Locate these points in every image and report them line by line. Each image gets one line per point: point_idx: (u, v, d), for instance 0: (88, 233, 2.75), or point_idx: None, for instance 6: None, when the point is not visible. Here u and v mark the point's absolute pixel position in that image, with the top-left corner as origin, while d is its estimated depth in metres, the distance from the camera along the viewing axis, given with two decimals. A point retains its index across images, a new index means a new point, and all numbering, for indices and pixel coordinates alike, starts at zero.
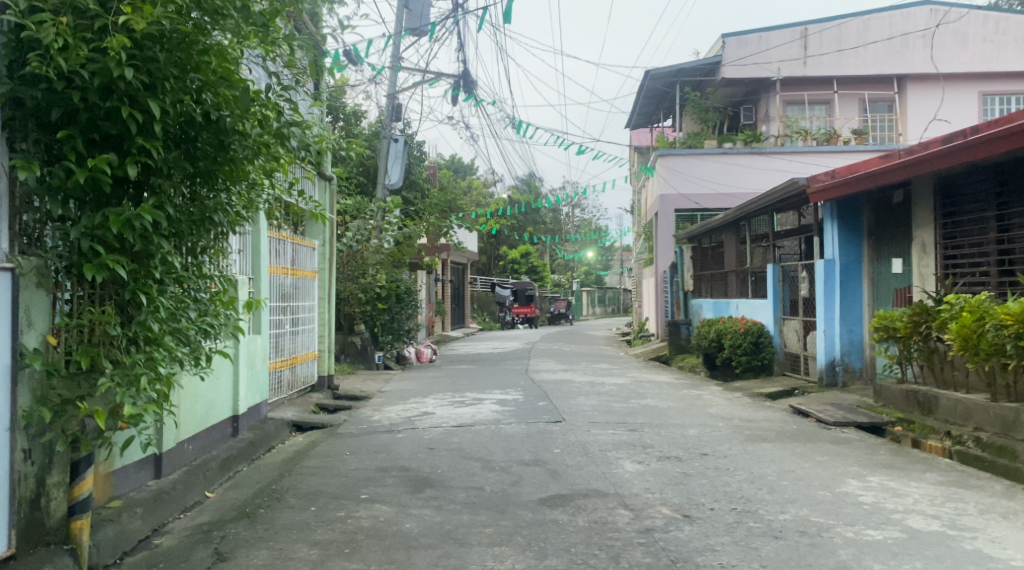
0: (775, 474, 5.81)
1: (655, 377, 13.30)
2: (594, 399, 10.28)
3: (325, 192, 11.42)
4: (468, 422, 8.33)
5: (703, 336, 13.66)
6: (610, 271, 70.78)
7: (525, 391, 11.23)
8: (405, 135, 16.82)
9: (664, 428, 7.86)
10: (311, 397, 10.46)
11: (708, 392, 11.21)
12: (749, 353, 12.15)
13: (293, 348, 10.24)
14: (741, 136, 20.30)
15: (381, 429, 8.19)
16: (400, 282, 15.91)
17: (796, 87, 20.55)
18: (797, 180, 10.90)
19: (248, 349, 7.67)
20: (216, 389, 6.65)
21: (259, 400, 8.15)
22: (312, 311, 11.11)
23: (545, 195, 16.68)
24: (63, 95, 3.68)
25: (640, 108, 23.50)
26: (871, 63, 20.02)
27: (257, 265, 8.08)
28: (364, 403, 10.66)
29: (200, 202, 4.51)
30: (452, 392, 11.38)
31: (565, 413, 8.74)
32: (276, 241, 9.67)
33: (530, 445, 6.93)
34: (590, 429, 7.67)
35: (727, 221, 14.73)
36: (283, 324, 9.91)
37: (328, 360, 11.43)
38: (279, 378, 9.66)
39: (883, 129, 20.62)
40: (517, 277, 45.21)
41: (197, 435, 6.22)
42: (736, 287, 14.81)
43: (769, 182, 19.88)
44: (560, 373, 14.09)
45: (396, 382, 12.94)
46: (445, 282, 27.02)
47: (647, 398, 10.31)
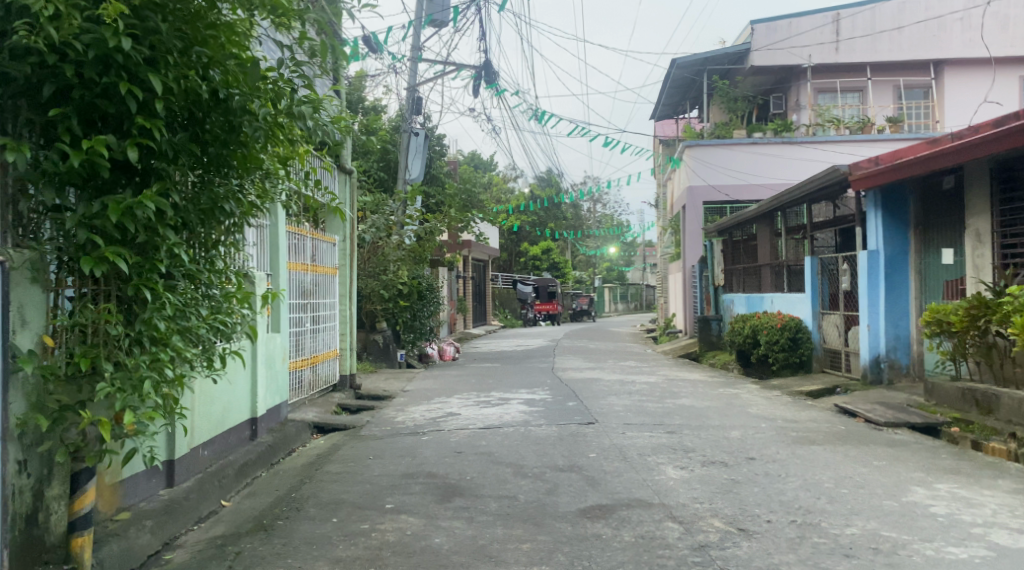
0: (832, 480, 5.36)
1: (688, 375, 12.85)
2: (626, 398, 9.84)
3: (344, 186, 11.07)
4: (496, 424, 7.93)
5: (737, 332, 13.21)
6: (632, 267, 70.10)
7: (553, 390, 10.82)
8: (426, 128, 16.50)
9: (704, 430, 7.42)
10: (333, 397, 10.14)
11: (745, 390, 10.74)
12: (787, 349, 11.70)
13: (314, 347, 9.91)
14: (772, 125, 19.59)
15: (406, 431, 7.84)
16: (422, 278, 15.57)
17: (828, 74, 20.00)
18: (837, 167, 10.32)
19: (266, 348, 7.35)
20: (232, 391, 6.32)
21: (279, 401, 7.83)
22: (333, 308, 10.77)
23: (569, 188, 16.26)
24: (56, 70, 3.32)
25: (666, 99, 23.13)
26: (906, 48, 19.38)
27: (275, 261, 7.77)
28: (388, 403, 10.33)
29: (209, 189, 4.14)
30: (477, 391, 11.00)
31: (597, 414, 8.33)
32: (294, 236, 9.34)
33: (563, 449, 6.52)
34: (626, 431, 7.26)
35: (761, 213, 14.25)
36: (303, 323, 9.57)
37: (350, 359, 11.09)
38: (299, 379, 9.32)
39: (919, 117, 20.01)
40: (538, 274, 44.76)
41: (212, 439, 5.89)
42: (771, 280, 14.31)
43: (801, 172, 19.30)
44: (588, 371, 13.67)
45: (419, 381, 12.59)
46: (466, 279, 26.69)
47: (682, 398, 9.86)
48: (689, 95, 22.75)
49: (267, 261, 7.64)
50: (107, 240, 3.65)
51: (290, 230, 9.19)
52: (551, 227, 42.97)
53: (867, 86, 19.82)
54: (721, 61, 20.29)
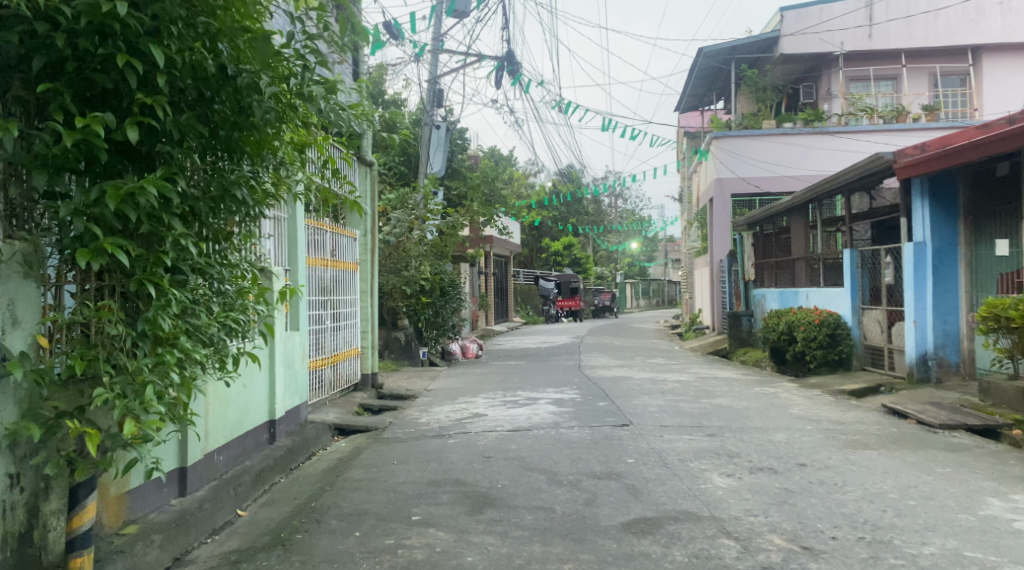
0: (896, 491, 4.92)
1: (720, 373, 12.39)
2: (659, 398, 9.42)
3: (365, 179, 10.74)
4: (525, 425, 7.56)
5: (771, 329, 12.74)
6: (655, 262, 69.38)
7: (582, 389, 10.43)
8: (447, 121, 16.13)
9: (747, 433, 6.99)
10: (354, 397, 9.82)
11: (782, 389, 10.28)
12: (825, 346, 11.22)
13: (335, 345, 9.59)
14: (802, 115, 19.13)
15: (430, 433, 7.48)
16: (444, 274, 15.23)
17: (861, 62, 19.38)
18: (881, 155, 9.80)
19: (285, 347, 7.02)
20: (249, 392, 6.01)
21: (299, 402, 7.52)
22: (354, 306, 10.45)
23: (595, 181, 15.82)
24: (46, 40, 2.96)
25: (692, 90, 22.60)
26: (943, 34, 18.75)
27: (292, 255, 7.44)
28: (411, 403, 9.98)
29: (218, 176, 3.80)
30: (503, 390, 10.62)
31: (631, 415, 7.92)
32: (313, 230, 9.02)
33: (599, 454, 6.13)
34: (664, 434, 6.85)
35: (795, 205, 13.76)
36: (323, 321, 9.26)
37: (372, 358, 10.77)
38: (319, 378, 9.00)
39: (957, 105, 19.30)
40: (560, 270, 44.27)
41: (228, 443, 5.57)
42: (805, 275, 13.80)
43: (833, 163, 18.71)
44: (616, 369, 13.26)
45: (442, 380, 12.25)
46: (488, 275, 26.34)
47: (719, 397, 9.42)
48: (716, 85, 22.22)
49: (284, 254, 7.31)
50: (106, 230, 3.31)
51: (309, 225, 8.87)
52: (573, 223, 42.46)
53: (902, 74, 19.18)
54: (749, 49, 19.78)
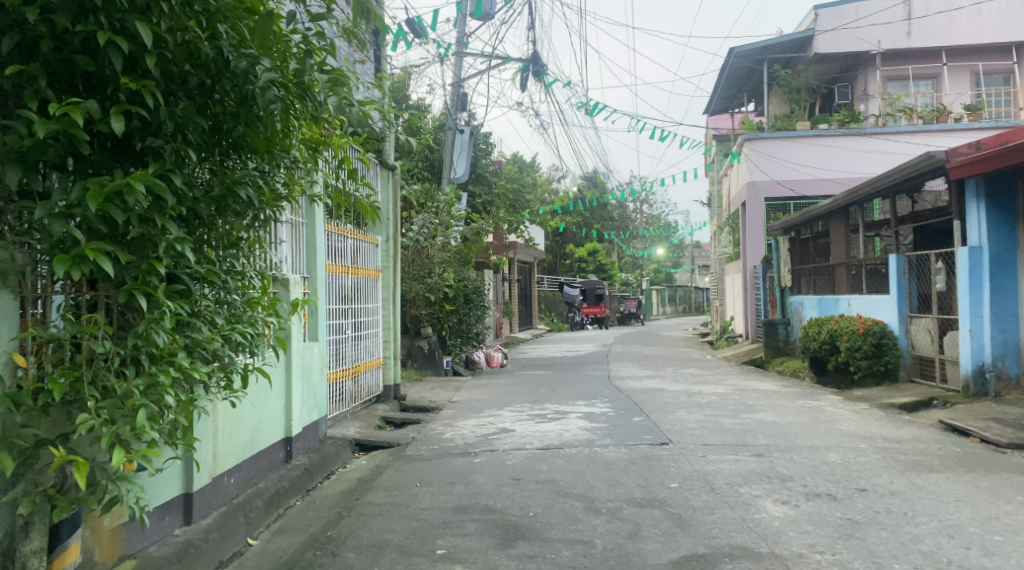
0: (976, 523, 4.41)
1: (758, 384, 11.82)
2: (696, 413, 8.91)
3: (387, 183, 10.38)
4: (557, 443, 7.10)
5: (812, 338, 12.16)
6: (680, 268, 68.56)
7: (613, 402, 9.96)
8: (471, 125, 15.76)
9: (797, 453, 6.47)
10: (376, 410, 9.43)
11: (827, 402, 9.70)
12: (871, 356, 10.63)
13: (355, 355, 9.20)
14: (838, 116, 18.62)
15: (455, 450, 7.06)
16: (468, 280, 14.84)
17: (899, 61, 18.78)
18: (933, 155, 9.14)
19: (302, 359, 6.65)
20: (262, 409, 5.63)
21: (318, 417, 7.13)
22: (375, 314, 10.05)
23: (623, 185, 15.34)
24: (18, 17, 2.60)
25: (721, 91, 22.05)
26: (986, 30, 18.09)
27: (311, 262, 7.08)
28: (435, 416, 9.56)
29: (221, 175, 3.42)
30: (531, 402, 10.18)
31: (669, 432, 7.44)
32: (333, 235, 8.65)
33: (639, 478, 5.66)
34: (707, 455, 6.36)
35: (835, 207, 13.18)
36: (343, 330, 8.87)
37: (394, 369, 10.36)
38: (339, 390, 8.61)
39: (1000, 104, 18.62)
40: (584, 276, 43.70)
41: (239, 465, 5.19)
42: (846, 281, 13.21)
43: (870, 165, 18.10)
44: (647, 380, 12.75)
45: (467, 391, 11.84)
46: (512, 282, 25.89)
47: (760, 412, 8.88)
48: (747, 86, 21.67)
49: (300, 260, 6.91)
50: (90, 235, 2.94)
51: (329, 229, 8.50)
52: (598, 229, 41.91)
53: (942, 72, 18.53)
54: (782, 49, 19.24)
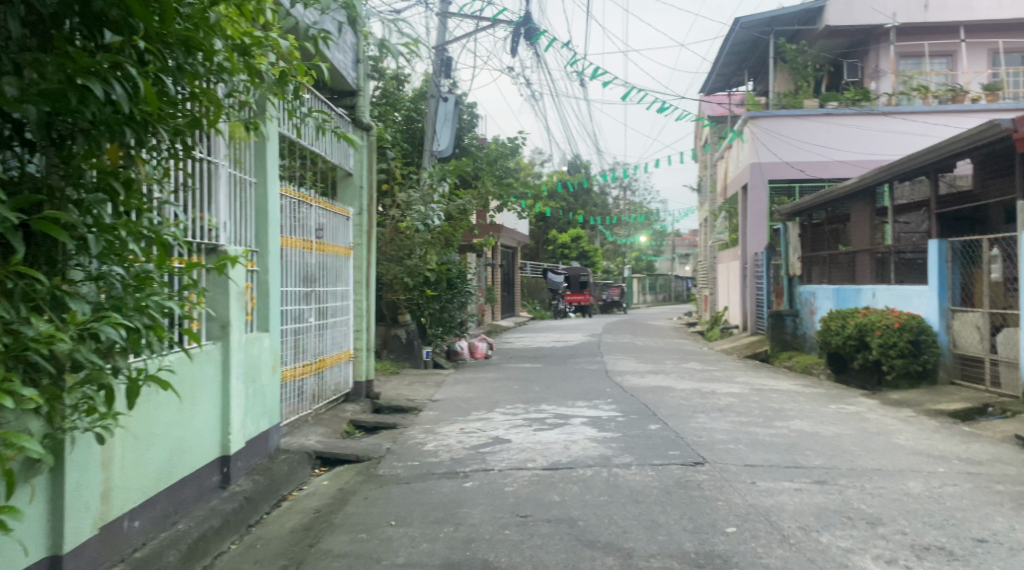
0: None
1: (775, 384, 10.61)
2: (720, 419, 7.63)
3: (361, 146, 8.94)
4: (565, 460, 5.76)
5: (833, 332, 10.95)
6: (661, 257, 67.82)
7: (620, 404, 8.64)
8: (457, 93, 14.37)
9: (867, 479, 5.20)
10: (344, 411, 8.04)
11: (864, 407, 8.49)
12: (906, 355, 9.47)
13: (319, 347, 7.80)
14: (849, 93, 17.20)
15: (440, 470, 5.70)
16: (452, 264, 13.51)
17: (914, 37, 17.70)
18: (998, 123, 7.87)
19: (246, 354, 5.26)
20: (186, 420, 4.30)
21: (268, 426, 5.75)
22: (346, 299, 8.66)
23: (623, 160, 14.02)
24: None
25: (720, 68, 20.87)
26: (1007, 6, 17.04)
27: (262, 231, 5.73)
28: (414, 419, 8.20)
29: (64, 61, 2.26)
30: (524, 403, 8.86)
31: (699, 447, 6.14)
32: (294, 203, 7.25)
33: (683, 517, 4.34)
34: (758, 483, 5.07)
35: (859, 188, 12.04)
36: (303, 317, 7.47)
37: (366, 363, 8.96)
38: (299, 388, 7.21)
39: (1018, 85, 17.56)
40: (567, 263, 42.42)
41: (147, 501, 3.86)
42: (870, 270, 12.01)
43: (883, 146, 16.96)
44: (649, 376, 11.46)
45: (450, 387, 10.48)
46: (495, 267, 24.52)
47: (795, 420, 7.62)
48: (748, 62, 20.43)
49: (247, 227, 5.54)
50: None
51: (288, 195, 7.09)
52: (582, 215, 40.65)
53: (959, 50, 17.47)
54: (789, 22, 17.98)
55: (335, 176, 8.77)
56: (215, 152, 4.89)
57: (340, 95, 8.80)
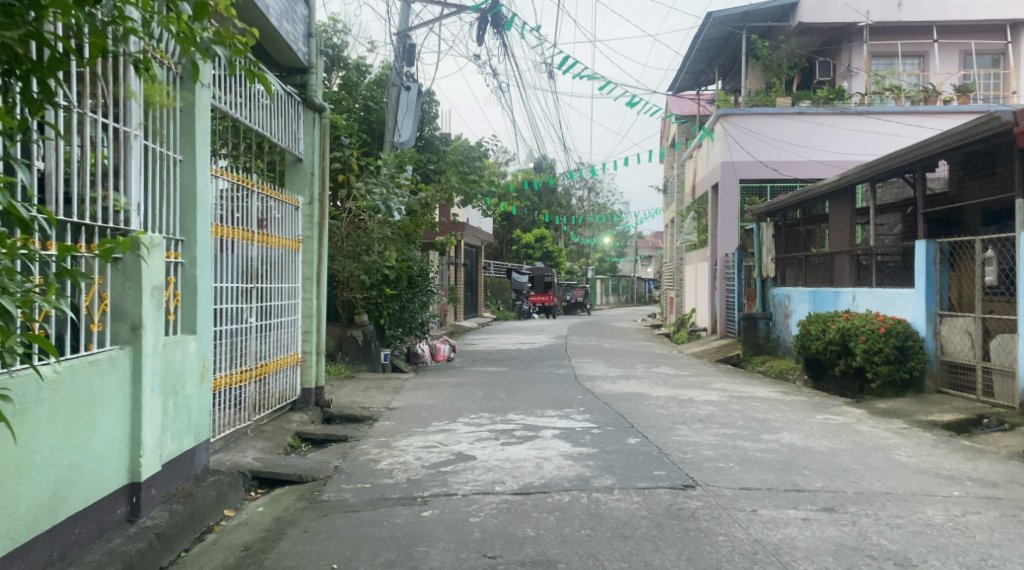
0: None
1: (754, 390, 10.07)
2: (704, 431, 7.03)
3: (312, 128, 8.20)
4: (537, 483, 5.06)
5: (813, 336, 10.46)
6: (625, 258, 67.72)
7: (594, 413, 7.98)
8: (420, 82, 13.63)
9: (880, 505, 4.59)
10: (289, 422, 7.25)
11: (853, 417, 7.96)
12: (892, 361, 9.00)
13: (261, 351, 6.99)
14: (822, 92, 16.87)
15: (394, 495, 4.96)
16: (414, 262, 12.78)
17: (887, 37, 17.44)
18: (998, 115, 7.40)
19: (166, 358, 4.50)
20: (78, 444, 3.55)
21: (194, 444, 4.95)
22: (294, 298, 7.87)
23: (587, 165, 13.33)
24: None
25: (690, 66, 20.48)
26: (980, 7, 16.84)
27: (188, 217, 4.94)
28: (368, 430, 7.43)
29: None
30: (490, 412, 8.16)
31: (686, 467, 5.49)
32: (234, 187, 6.46)
33: (681, 559, 3.67)
34: (760, 511, 4.43)
35: (839, 186, 11.58)
36: (242, 317, 6.66)
37: (316, 369, 8.18)
38: (236, 397, 6.41)
39: (989, 87, 17.41)
40: (531, 263, 41.86)
41: (14, 549, 3.11)
42: (849, 272, 11.56)
43: (855, 146, 16.65)
44: (621, 381, 10.85)
45: (409, 393, 9.73)
46: (458, 266, 23.77)
47: (783, 432, 7.04)
48: (718, 60, 20.05)
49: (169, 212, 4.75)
50: None
51: (228, 178, 6.29)
52: (546, 215, 40.12)
53: (931, 50, 17.29)
54: (763, 18, 17.60)
55: (283, 161, 8.00)
56: (127, 120, 4.12)
57: (288, 72, 8.04)
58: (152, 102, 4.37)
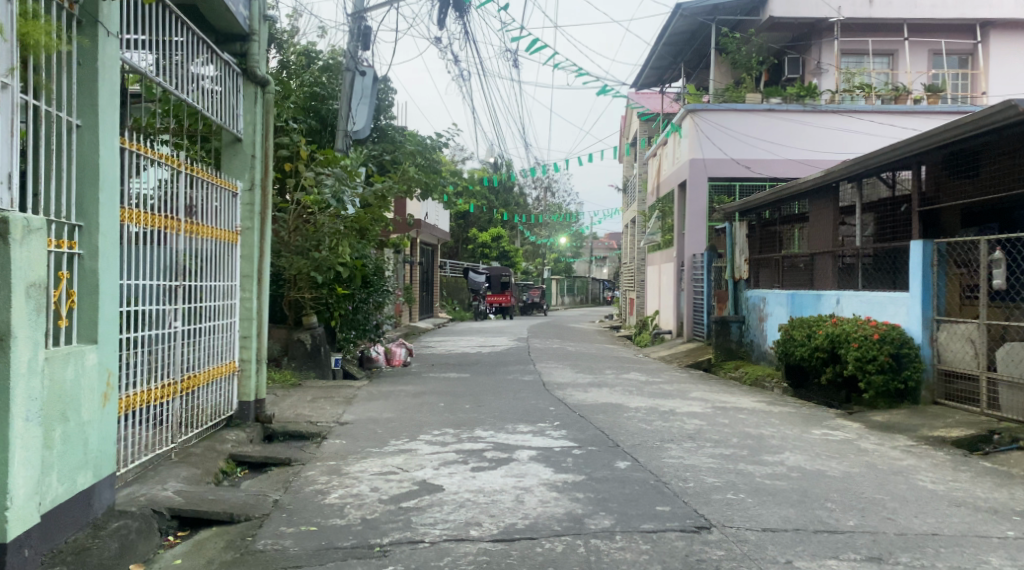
0: None
1: (736, 400, 9.39)
2: (697, 451, 6.25)
3: (253, 103, 7.19)
4: (522, 525, 4.20)
5: (798, 342, 9.81)
6: (580, 260, 67.34)
7: (571, 429, 7.15)
8: (375, 66, 12.63)
9: (933, 553, 3.84)
10: (222, 443, 6.24)
11: (852, 432, 7.31)
12: (886, 370, 8.39)
13: (188, 361, 5.97)
14: (793, 88, 16.39)
15: (347, 543, 4.03)
16: (369, 259, 11.79)
17: (858, 34, 17.08)
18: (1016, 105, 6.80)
19: (52, 373, 3.51)
20: None
21: (93, 482, 3.94)
22: (231, 298, 6.85)
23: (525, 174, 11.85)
24: None
25: (655, 61, 19.88)
26: (952, 5, 16.55)
27: (86, 198, 3.94)
28: (315, 451, 6.47)
29: None
30: (455, 428, 7.27)
31: (693, 500, 4.69)
32: (156, 165, 5.44)
33: None
34: (796, 563, 3.64)
35: (821, 183, 10.99)
36: (165, 321, 5.65)
37: (256, 380, 7.18)
38: (156, 416, 5.39)
39: (958, 88, 17.21)
40: (487, 263, 40.99)
41: None
42: (831, 274, 10.98)
43: (827, 145, 16.21)
44: (593, 389, 10.07)
45: (363, 404, 8.79)
46: (413, 264, 22.79)
47: (784, 451, 6.31)
48: (684, 56, 19.47)
49: (50, 189, 3.75)
50: None
51: (146, 153, 5.28)
52: (503, 215, 39.29)
53: (901, 49, 17.00)
54: (733, 11, 17.01)
55: (217, 140, 6.98)
56: None
57: (224, 39, 7.04)
58: (30, 43, 3.35)
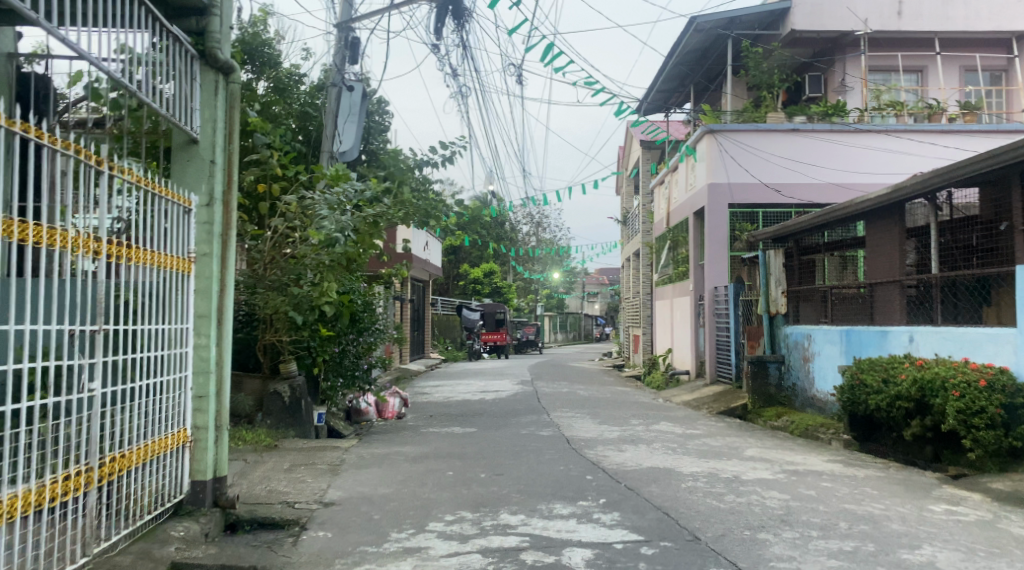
0: None
1: (804, 461, 7.81)
2: (806, 546, 4.66)
3: (215, 95, 5.66)
4: None
5: (871, 389, 8.24)
6: (571, 296, 65.73)
7: (626, 512, 5.53)
8: (365, 81, 11.19)
9: None
10: (166, 545, 4.61)
11: (981, 507, 5.74)
12: (996, 425, 6.84)
13: (114, 434, 4.32)
14: (818, 107, 15.20)
15: None
16: (357, 294, 10.22)
17: (885, 49, 15.92)
18: None
19: None
20: None
21: None
22: (181, 346, 5.23)
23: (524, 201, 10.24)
24: None
25: (663, 82, 18.62)
26: (985, 17, 15.43)
27: None
28: (291, 551, 4.83)
29: None
30: (473, 511, 5.64)
31: None
32: (66, 159, 3.85)
33: None
34: None
35: (881, 202, 9.55)
36: (79, 384, 4.00)
37: (215, 452, 5.53)
38: (54, 521, 3.72)
39: (993, 106, 16.03)
40: (478, 300, 39.34)
41: None
42: (898, 307, 9.52)
43: (857, 166, 14.92)
44: (627, 447, 8.46)
45: (352, 472, 7.12)
46: (403, 302, 21.14)
47: (921, 543, 4.73)
48: (695, 77, 18.25)
49: None
50: None
51: (49, 143, 3.71)
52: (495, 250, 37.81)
53: (931, 64, 15.85)
54: (750, 24, 15.84)
55: (167, 141, 5.43)
56: None
57: (177, 14, 5.54)
58: None
